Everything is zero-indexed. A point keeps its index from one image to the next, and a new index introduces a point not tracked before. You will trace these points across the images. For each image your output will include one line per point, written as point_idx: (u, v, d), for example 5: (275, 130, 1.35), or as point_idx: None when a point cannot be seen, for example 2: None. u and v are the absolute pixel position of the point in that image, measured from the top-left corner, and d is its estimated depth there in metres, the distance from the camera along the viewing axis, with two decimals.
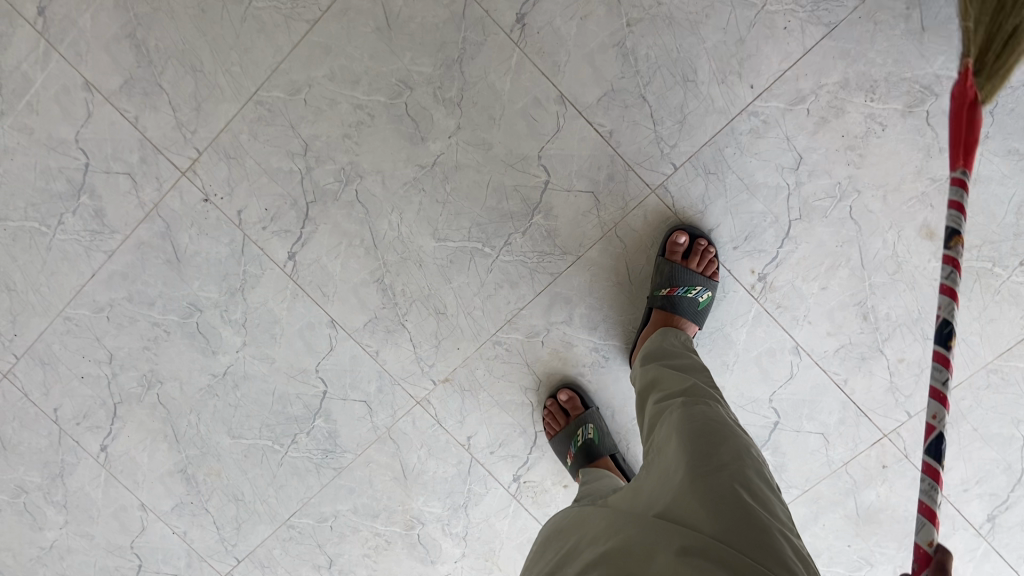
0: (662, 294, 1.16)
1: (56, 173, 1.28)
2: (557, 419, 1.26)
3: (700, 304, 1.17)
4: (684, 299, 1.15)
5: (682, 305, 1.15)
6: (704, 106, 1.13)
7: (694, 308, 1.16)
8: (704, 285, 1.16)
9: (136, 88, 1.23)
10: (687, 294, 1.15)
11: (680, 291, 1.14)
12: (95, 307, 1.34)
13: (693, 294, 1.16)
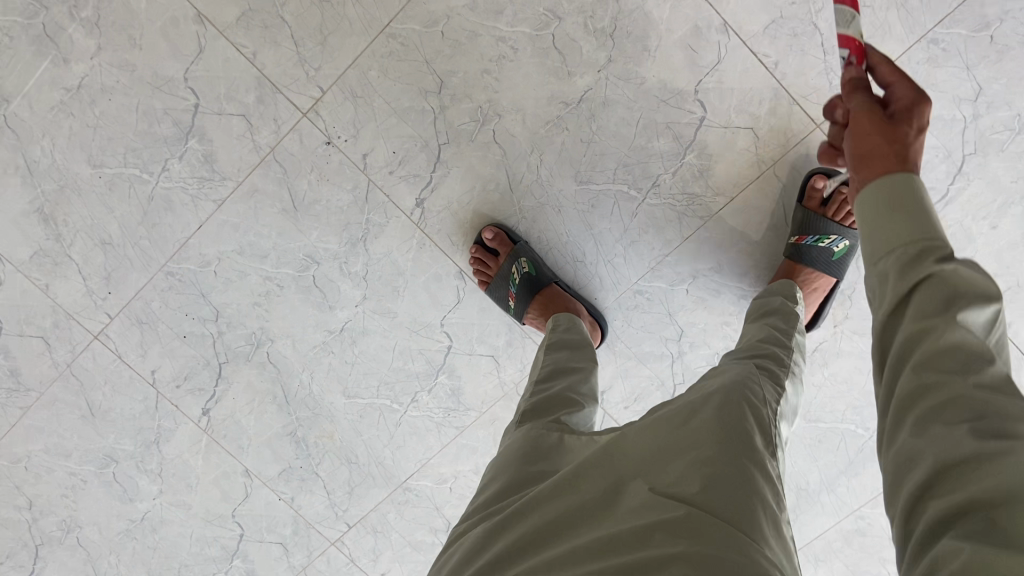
0: (791, 243, 1.13)
1: (161, 114, 1.18)
2: (489, 263, 1.20)
3: (835, 254, 1.13)
4: (814, 249, 1.12)
5: (810, 254, 1.12)
6: (881, 33, 1.06)
7: (829, 258, 1.13)
8: (839, 234, 1.12)
9: (255, 20, 1.13)
10: (818, 243, 1.12)
11: (809, 239, 1.11)
12: (201, 261, 1.25)
13: (827, 243, 1.12)
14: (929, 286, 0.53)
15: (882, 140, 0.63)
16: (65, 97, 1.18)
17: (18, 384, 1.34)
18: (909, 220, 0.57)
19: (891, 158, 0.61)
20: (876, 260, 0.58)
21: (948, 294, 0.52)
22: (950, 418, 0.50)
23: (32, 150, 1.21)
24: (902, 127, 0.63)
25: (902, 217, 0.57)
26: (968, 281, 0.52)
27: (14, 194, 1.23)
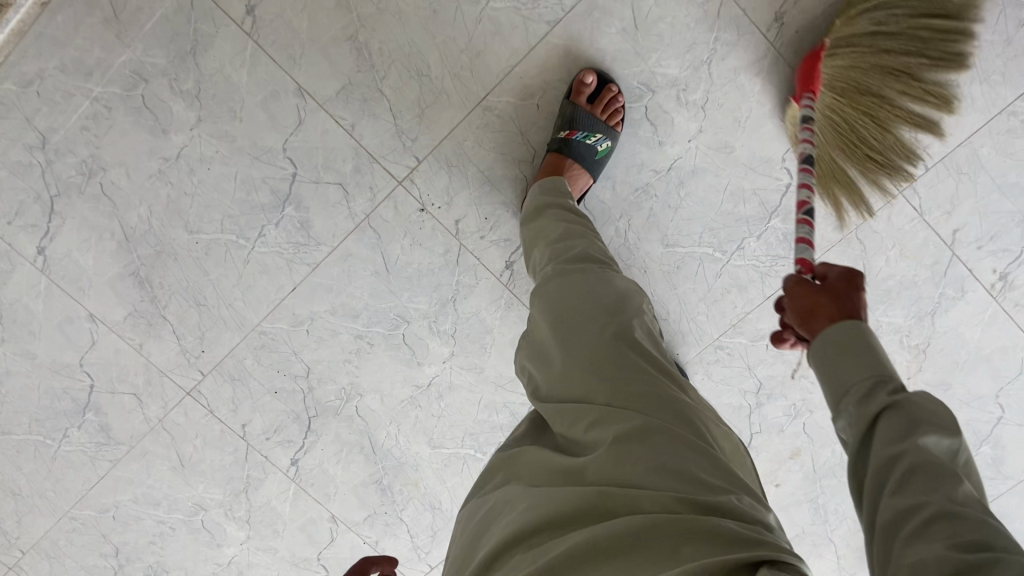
0: (561, 136, 1.13)
1: (259, 183, 1.21)
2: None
3: (598, 152, 1.14)
4: (581, 144, 1.12)
5: (577, 150, 1.12)
6: (964, 105, 1.11)
7: (591, 155, 1.14)
8: (605, 134, 1.13)
9: (354, 94, 1.16)
10: (586, 140, 1.12)
11: (578, 135, 1.11)
12: (294, 320, 1.29)
13: (592, 141, 1.12)
14: (889, 418, 0.60)
15: (823, 300, 0.73)
16: (163, 165, 1.20)
17: (109, 438, 1.37)
18: (860, 359, 0.65)
19: (822, 299, 0.73)
20: (836, 399, 0.65)
21: (909, 418, 0.59)
22: (922, 489, 0.55)
23: (129, 216, 1.23)
24: (833, 283, 0.74)
25: (847, 360, 0.66)
26: (924, 407, 0.59)
27: (110, 258, 1.26)
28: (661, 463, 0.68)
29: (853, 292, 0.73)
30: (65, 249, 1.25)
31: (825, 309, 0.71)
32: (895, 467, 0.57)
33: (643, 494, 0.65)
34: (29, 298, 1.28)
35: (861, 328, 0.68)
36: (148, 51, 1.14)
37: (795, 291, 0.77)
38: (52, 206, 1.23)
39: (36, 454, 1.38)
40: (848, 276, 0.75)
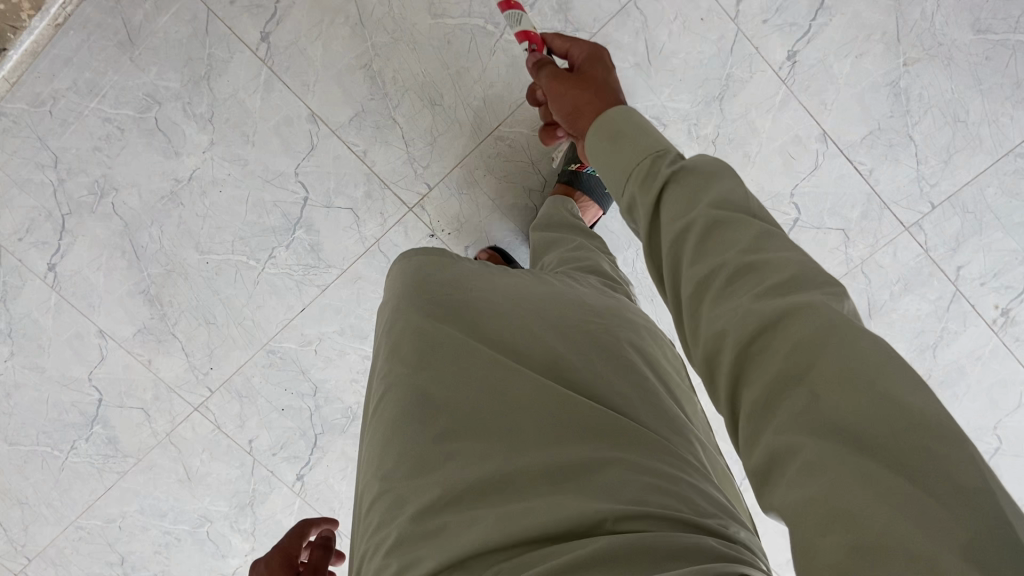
0: (571, 169, 1.15)
1: (270, 207, 1.22)
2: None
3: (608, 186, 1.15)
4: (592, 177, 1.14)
5: (588, 182, 1.14)
6: (972, 146, 1.12)
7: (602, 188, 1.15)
8: None
9: (367, 121, 1.16)
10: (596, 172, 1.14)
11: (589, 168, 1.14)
12: (303, 340, 1.31)
13: None
14: (671, 189, 0.52)
15: (584, 93, 0.69)
16: (175, 187, 1.21)
17: (116, 451, 1.38)
18: (636, 142, 0.59)
19: (583, 91, 0.70)
20: (624, 189, 0.58)
21: (711, 195, 0.50)
22: (721, 250, 0.47)
23: (140, 236, 1.24)
24: (584, 68, 0.72)
25: (632, 140, 0.60)
26: (701, 174, 0.52)
27: (120, 276, 1.26)
28: (614, 469, 0.54)
29: (605, 69, 0.72)
30: (74, 266, 1.26)
31: (598, 91, 0.69)
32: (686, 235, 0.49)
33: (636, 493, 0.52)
34: (38, 313, 1.28)
35: (630, 112, 0.63)
36: (162, 75, 1.14)
37: (551, 86, 0.73)
38: (63, 224, 1.23)
39: (42, 465, 1.38)
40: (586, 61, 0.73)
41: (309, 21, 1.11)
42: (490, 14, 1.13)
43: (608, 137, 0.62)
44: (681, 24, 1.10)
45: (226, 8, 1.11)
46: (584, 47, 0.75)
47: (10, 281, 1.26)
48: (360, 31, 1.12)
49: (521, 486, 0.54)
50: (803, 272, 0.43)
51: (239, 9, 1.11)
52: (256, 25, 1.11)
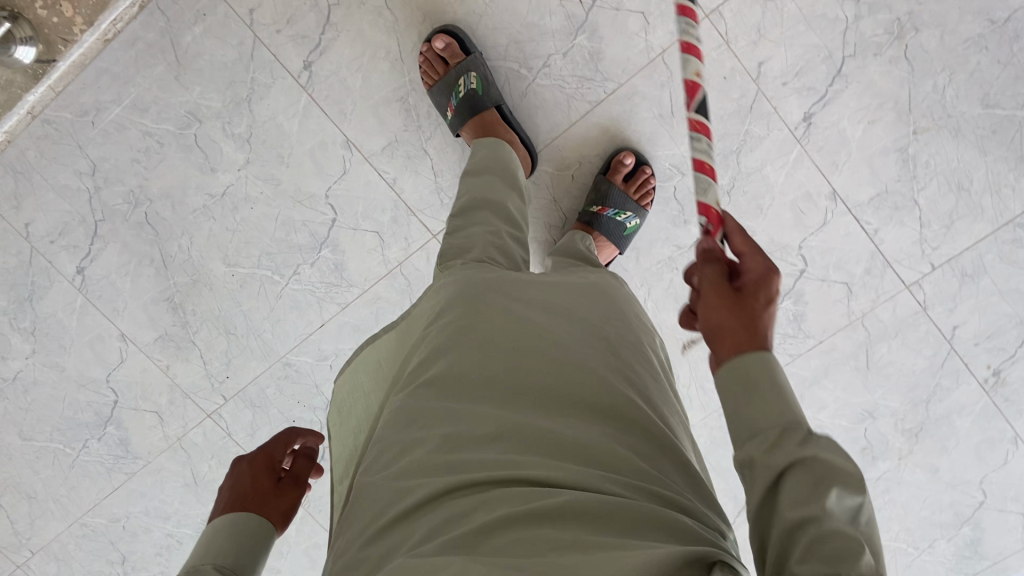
0: (591, 210, 1.20)
1: (299, 225, 1.26)
2: (437, 66, 1.13)
3: (625, 229, 1.21)
4: (611, 220, 1.19)
5: (607, 225, 1.19)
6: (974, 213, 1.18)
7: (619, 232, 1.20)
8: (635, 212, 1.20)
9: (400, 151, 1.22)
10: (616, 216, 1.19)
11: (609, 212, 1.18)
12: (319, 355, 1.34)
13: (622, 218, 1.19)
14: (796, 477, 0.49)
15: (735, 318, 0.60)
16: (209, 201, 1.25)
17: (127, 452, 1.41)
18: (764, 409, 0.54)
19: (737, 320, 0.60)
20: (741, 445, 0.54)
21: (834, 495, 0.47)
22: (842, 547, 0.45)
23: (169, 246, 1.28)
24: (748, 295, 0.61)
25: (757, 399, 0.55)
26: (833, 467, 0.49)
27: (148, 283, 1.30)
28: (608, 449, 0.61)
29: (768, 309, 0.61)
30: (103, 271, 1.29)
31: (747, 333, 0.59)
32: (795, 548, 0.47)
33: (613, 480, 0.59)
34: (63, 314, 1.32)
35: (773, 364, 0.57)
36: (205, 94, 1.19)
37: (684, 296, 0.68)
38: (95, 230, 1.27)
39: (54, 462, 1.41)
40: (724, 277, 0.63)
41: (351, 54, 1.16)
42: (524, 59, 1.16)
43: (740, 369, 0.57)
44: (705, 81, 1.15)
45: (272, 36, 1.15)
46: (757, 262, 0.62)
47: (39, 282, 1.30)
48: (399, 67, 1.17)
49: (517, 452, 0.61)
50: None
51: (285, 38, 1.15)
52: (300, 54, 1.16)
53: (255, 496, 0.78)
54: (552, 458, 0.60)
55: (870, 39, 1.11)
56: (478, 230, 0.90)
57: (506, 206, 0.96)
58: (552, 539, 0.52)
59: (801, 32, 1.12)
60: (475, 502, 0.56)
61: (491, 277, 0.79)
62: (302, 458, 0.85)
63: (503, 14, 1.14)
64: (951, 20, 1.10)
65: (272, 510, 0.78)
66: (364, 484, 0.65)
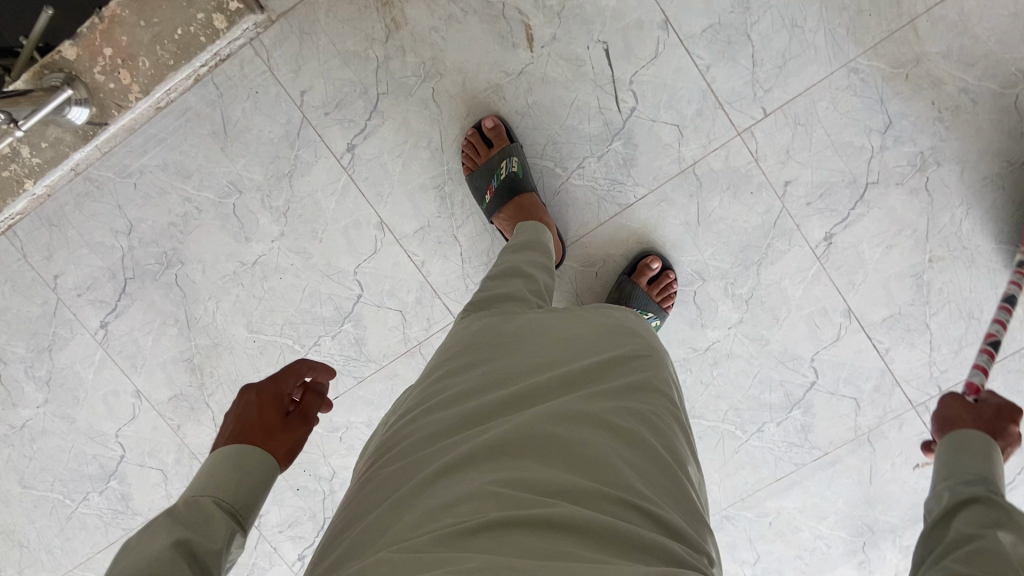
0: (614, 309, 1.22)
1: (324, 298, 1.28)
2: (479, 151, 1.17)
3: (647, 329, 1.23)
4: None
5: None
6: (982, 341, 1.21)
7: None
8: (656, 313, 1.23)
9: (431, 236, 1.25)
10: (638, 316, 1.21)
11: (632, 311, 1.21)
12: (331, 426, 1.35)
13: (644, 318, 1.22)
14: (975, 511, 0.65)
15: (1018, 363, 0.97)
16: (239, 268, 1.27)
17: (127, 508, 1.39)
18: (972, 463, 0.71)
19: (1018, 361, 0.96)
20: (941, 491, 0.71)
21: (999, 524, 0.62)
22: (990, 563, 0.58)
23: (195, 308, 1.30)
24: (981, 410, 0.79)
25: (965, 463, 0.72)
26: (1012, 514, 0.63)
27: (168, 342, 1.31)
28: (605, 468, 0.63)
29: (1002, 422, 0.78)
30: (126, 327, 1.31)
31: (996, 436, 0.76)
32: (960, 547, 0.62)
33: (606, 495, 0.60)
34: (80, 366, 1.33)
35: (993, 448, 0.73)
36: (248, 167, 1.22)
37: (945, 415, 0.80)
38: (123, 287, 1.28)
39: (51, 512, 1.40)
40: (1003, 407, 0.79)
41: (394, 140, 1.20)
42: (560, 159, 1.21)
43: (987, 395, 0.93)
44: (732, 194, 1.19)
45: (320, 118, 1.19)
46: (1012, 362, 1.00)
47: (60, 332, 1.31)
48: (439, 156, 1.21)
49: (513, 463, 0.63)
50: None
51: (332, 120, 1.19)
52: (345, 136, 1.20)
53: (260, 431, 0.69)
54: (549, 471, 0.62)
55: (894, 168, 1.16)
56: (511, 293, 0.93)
57: (539, 279, 0.98)
58: (533, 544, 0.54)
59: (828, 156, 1.17)
60: (469, 502, 0.58)
61: (509, 322, 0.83)
62: (311, 394, 0.78)
63: (544, 116, 1.19)
64: (970, 158, 1.14)
65: (279, 446, 0.70)
66: (362, 492, 0.67)
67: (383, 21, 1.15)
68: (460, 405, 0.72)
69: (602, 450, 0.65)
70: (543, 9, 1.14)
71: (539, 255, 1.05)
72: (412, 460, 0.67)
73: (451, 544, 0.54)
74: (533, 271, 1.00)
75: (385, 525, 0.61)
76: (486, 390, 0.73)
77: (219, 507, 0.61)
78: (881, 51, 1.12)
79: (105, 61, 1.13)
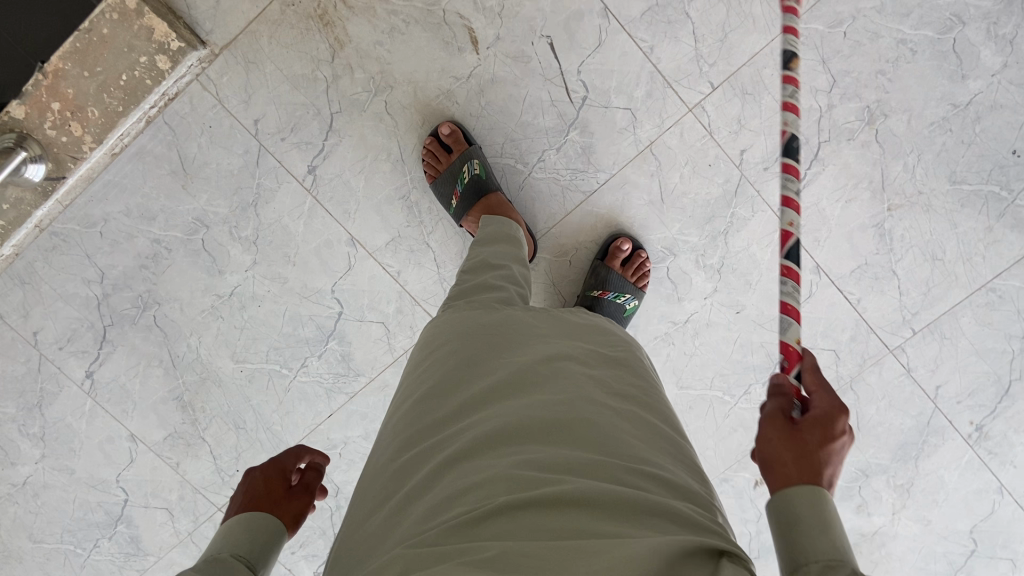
0: (592, 295, 1.25)
1: (306, 319, 1.29)
2: (440, 157, 1.18)
3: (625, 310, 1.26)
4: (611, 303, 1.24)
5: (608, 308, 1.24)
6: (949, 281, 1.25)
7: (620, 312, 1.25)
8: (633, 293, 1.25)
9: (403, 246, 1.26)
10: (616, 299, 1.24)
11: (610, 295, 1.23)
12: (328, 444, 1.36)
13: (621, 300, 1.25)
14: None
15: None
16: (217, 301, 1.28)
17: (138, 549, 1.39)
18: (807, 541, 0.55)
19: None
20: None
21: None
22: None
23: (178, 346, 1.30)
24: (805, 433, 0.60)
25: (805, 538, 0.55)
26: None
27: (157, 383, 1.32)
28: (604, 449, 0.63)
29: (827, 449, 0.60)
30: (112, 374, 1.31)
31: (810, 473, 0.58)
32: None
33: (610, 470, 0.60)
34: (72, 418, 1.33)
35: (819, 498, 0.57)
36: (212, 201, 1.23)
37: (772, 433, 0.61)
38: (104, 335, 1.28)
39: (64, 563, 1.39)
40: (829, 424, 0.61)
41: (353, 157, 1.21)
42: (519, 155, 1.22)
43: None
44: (691, 168, 1.22)
45: (277, 144, 1.20)
46: None
47: (48, 387, 1.31)
48: (400, 167, 1.22)
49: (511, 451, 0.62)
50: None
51: (289, 145, 1.20)
52: (305, 159, 1.21)
53: (269, 497, 0.77)
54: (554, 455, 0.61)
55: (844, 125, 1.18)
56: (488, 286, 0.94)
57: (510, 267, 1.00)
58: (548, 519, 0.53)
59: (779, 121, 1.19)
60: (479, 493, 0.57)
61: (489, 321, 0.84)
62: (310, 473, 0.84)
63: (498, 115, 1.20)
64: (916, 106, 1.17)
65: (285, 513, 0.77)
66: (365, 504, 0.66)
67: (327, 42, 1.15)
68: (449, 407, 0.71)
69: (598, 432, 0.65)
70: (483, 11, 1.15)
71: (511, 246, 1.07)
72: (410, 466, 0.66)
73: (465, 531, 0.53)
74: (505, 261, 1.01)
75: (394, 528, 0.59)
76: (473, 388, 0.73)
77: (238, 560, 0.69)
78: (817, 12, 1.14)
79: (54, 115, 1.12)
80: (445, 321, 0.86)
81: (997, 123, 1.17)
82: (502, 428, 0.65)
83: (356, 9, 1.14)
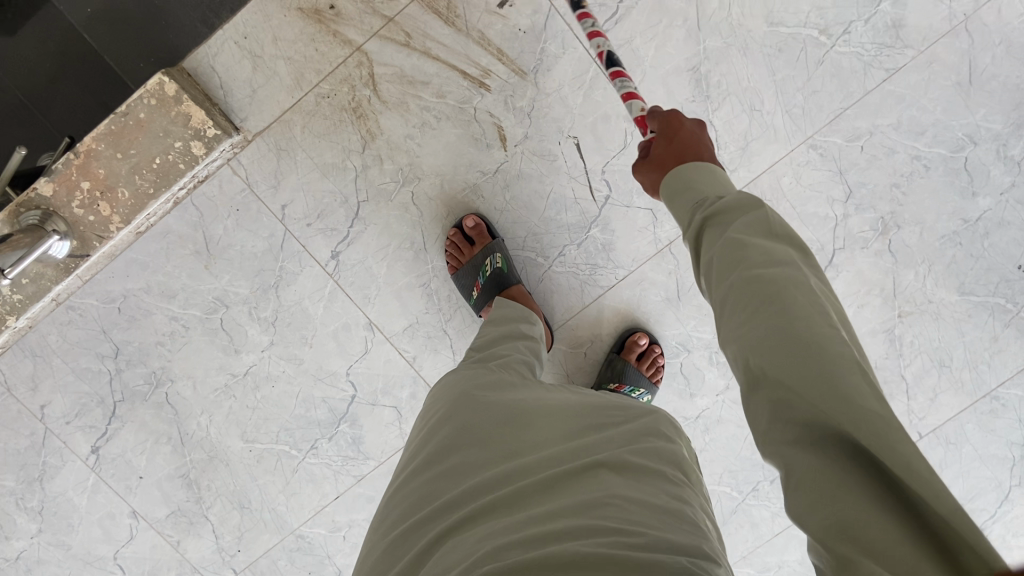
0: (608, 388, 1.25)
1: (318, 401, 1.29)
2: (462, 250, 1.20)
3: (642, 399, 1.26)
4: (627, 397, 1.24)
5: None
6: (955, 387, 1.27)
7: None
8: (648, 388, 1.25)
9: (421, 331, 1.26)
10: (631, 393, 1.24)
11: (626, 389, 1.23)
12: (332, 526, 1.34)
13: (637, 394, 1.25)
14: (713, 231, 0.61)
15: None
16: (230, 380, 1.27)
17: None
18: (685, 203, 0.67)
19: None
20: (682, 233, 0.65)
21: (739, 225, 0.60)
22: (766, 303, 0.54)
23: (188, 424, 1.29)
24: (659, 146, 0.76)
25: (690, 194, 0.67)
26: (753, 225, 0.59)
27: (163, 460, 1.30)
28: (597, 500, 0.61)
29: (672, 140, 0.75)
30: (118, 449, 1.29)
31: (693, 148, 0.73)
32: (726, 299, 0.56)
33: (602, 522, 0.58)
34: (73, 492, 1.30)
35: (691, 166, 0.70)
36: (233, 282, 1.23)
37: (648, 166, 0.76)
38: (113, 410, 1.27)
39: None
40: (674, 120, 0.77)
41: (377, 244, 1.22)
42: (540, 249, 1.24)
43: None
44: None
45: (302, 229, 1.21)
46: None
47: (51, 461, 1.28)
48: (423, 255, 1.23)
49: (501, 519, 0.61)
50: (796, 282, 0.53)
51: (314, 231, 1.21)
52: (329, 244, 1.22)
53: None
54: (544, 514, 0.60)
55: (858, 234, 1.22)
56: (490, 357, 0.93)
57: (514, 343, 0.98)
58: None
59: (796, 227, 1.22)
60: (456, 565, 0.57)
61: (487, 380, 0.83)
62: None
63: (522, 210, 1.22)
64: (928, 219, 1.21)
65: None
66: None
67: (359, 133, 1.18)
68: (443, 468, 0.70)
69: (589, 486, 0.63)
70: (512, 110, 1.17)
71: (511, 322, 1.03)
72: (401, 538, 0.64)
73: None
74: (507, 336, 0.99)
75: None
76: (466, 447, 0.71)
77: None
78: (836, 126, 1.18)
79: (83, 195, 1.13)
80: (445, 385, 0.86)
81: (1006, 239, 1.21)
82: (489, 493, 0.64)
83: (389, 103, 1.17)
